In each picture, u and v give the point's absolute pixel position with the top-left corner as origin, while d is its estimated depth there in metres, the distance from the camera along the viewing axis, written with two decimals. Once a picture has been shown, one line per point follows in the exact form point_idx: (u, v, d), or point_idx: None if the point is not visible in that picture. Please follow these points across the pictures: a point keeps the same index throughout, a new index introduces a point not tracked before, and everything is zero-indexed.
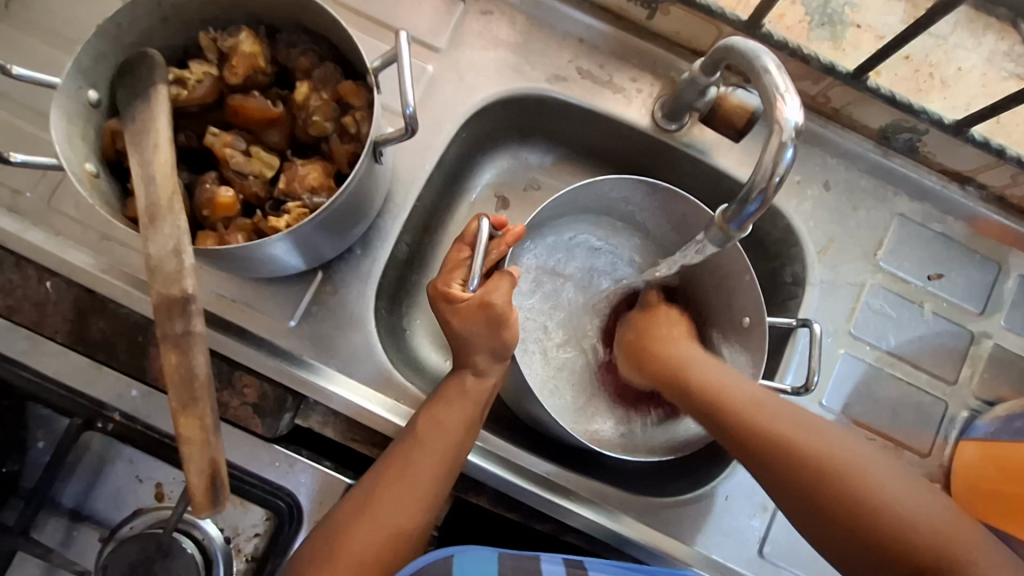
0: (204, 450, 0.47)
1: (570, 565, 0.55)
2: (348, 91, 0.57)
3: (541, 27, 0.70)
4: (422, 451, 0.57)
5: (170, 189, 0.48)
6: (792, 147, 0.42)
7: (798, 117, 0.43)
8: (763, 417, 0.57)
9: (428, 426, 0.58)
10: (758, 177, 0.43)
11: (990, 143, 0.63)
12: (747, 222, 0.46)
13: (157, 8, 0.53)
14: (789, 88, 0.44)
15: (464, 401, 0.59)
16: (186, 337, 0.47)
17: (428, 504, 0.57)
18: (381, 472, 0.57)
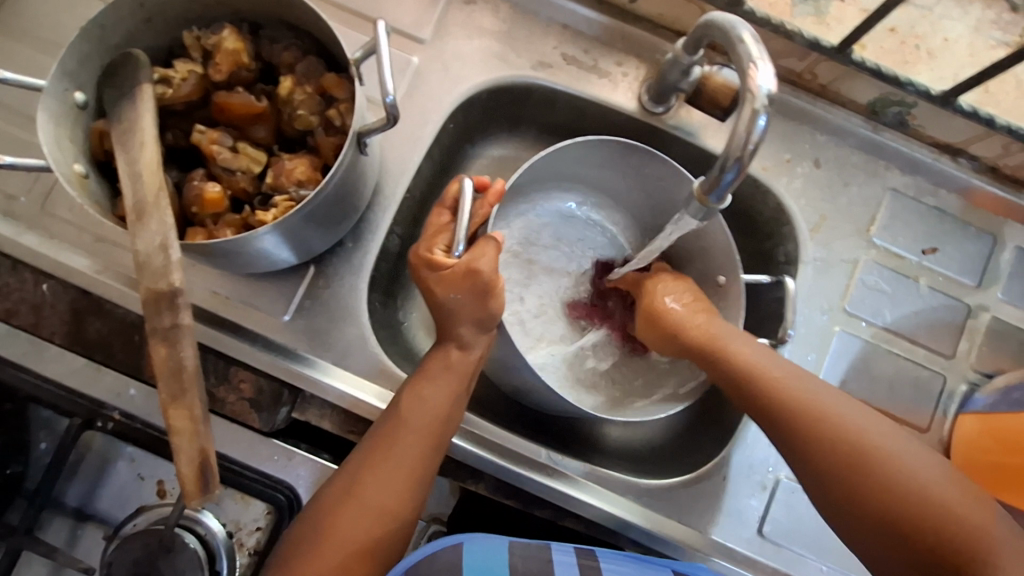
0: (194, 440, 0.47)
1: (582, 556, 0.57)
2: (331, 84, 0.57)
3: (524, 15, 0.70)
4: (404, 422, 0.57)
5: (156, 186, 0.49)
6: (765, 115, 0.42)
7: (771, 86, 0.43)
8: (809, 414, 0.54)
9: (410, 397, 0.58)
10: (732, 148, 0.43)
11: (978, 113, 0.62)
12: (726, 192, 0.46)
13: (140, 8, 0.54)
14: (763, 56, 0.43)
15: (444, 370, 0.60)
16: (175, 330, 0.47)
17: (415, 479, 0.56)
18: (365, 453, 0.57)
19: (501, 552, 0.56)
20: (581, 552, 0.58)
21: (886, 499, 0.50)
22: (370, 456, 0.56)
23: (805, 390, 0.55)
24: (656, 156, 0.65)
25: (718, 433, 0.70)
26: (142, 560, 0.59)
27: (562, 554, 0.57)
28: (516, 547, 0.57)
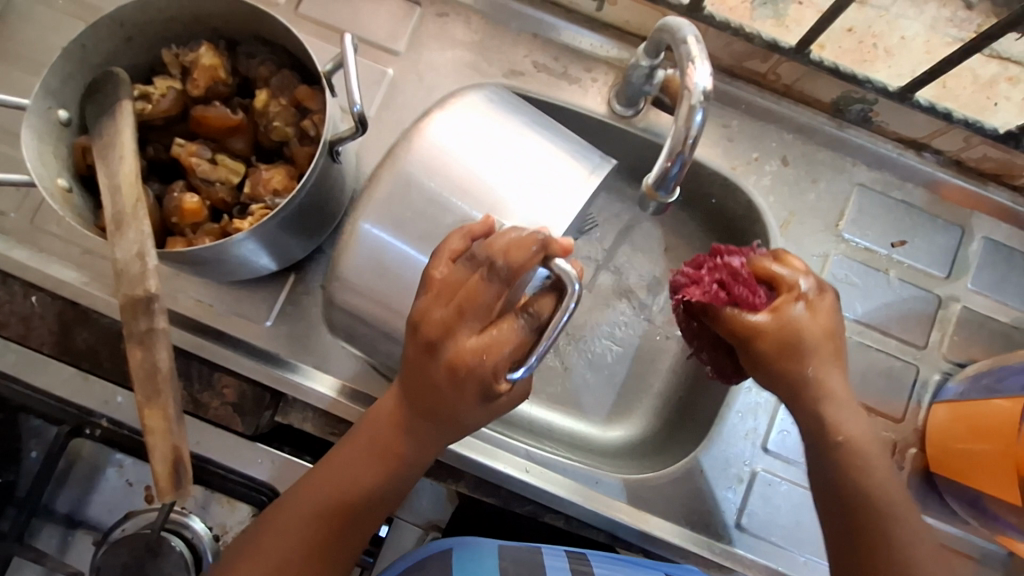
0: (167, 439, 0.49)
1: (574, 559, 0.62)
2: (304, 96, 0.59)
3: (496, 26, 0.72)
4: (326, 481, 0.54)
5: (135, 197, 0.51)
6: (700, 111, 0.45)
7: (707, 83, 0.45)
8: (857, 465, 0.54)
9: (354, 452, 0.55)
10: (673, 144, 0.46)
11: (936, 108, 0.64)
12: (672, 186, 0.49)
13: (120, 29, 0.56)
14: (701, 56, 0.46)
15: (389, 437, 0.54)
16: (151, 334, 0.49)
17: (317, 548, 0.53)
18: (307, 528, 0.53)
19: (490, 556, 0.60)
20: (573, 557, 0.62)
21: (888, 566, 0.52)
22: (287, 514, 0.53)
23: (857, 445, 0.55)
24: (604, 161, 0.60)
25: (695, 428, 0.71)
26: (130, 564, 0.60)
27: (552, 558, 0.61)
28: (506, 552, 0.61)
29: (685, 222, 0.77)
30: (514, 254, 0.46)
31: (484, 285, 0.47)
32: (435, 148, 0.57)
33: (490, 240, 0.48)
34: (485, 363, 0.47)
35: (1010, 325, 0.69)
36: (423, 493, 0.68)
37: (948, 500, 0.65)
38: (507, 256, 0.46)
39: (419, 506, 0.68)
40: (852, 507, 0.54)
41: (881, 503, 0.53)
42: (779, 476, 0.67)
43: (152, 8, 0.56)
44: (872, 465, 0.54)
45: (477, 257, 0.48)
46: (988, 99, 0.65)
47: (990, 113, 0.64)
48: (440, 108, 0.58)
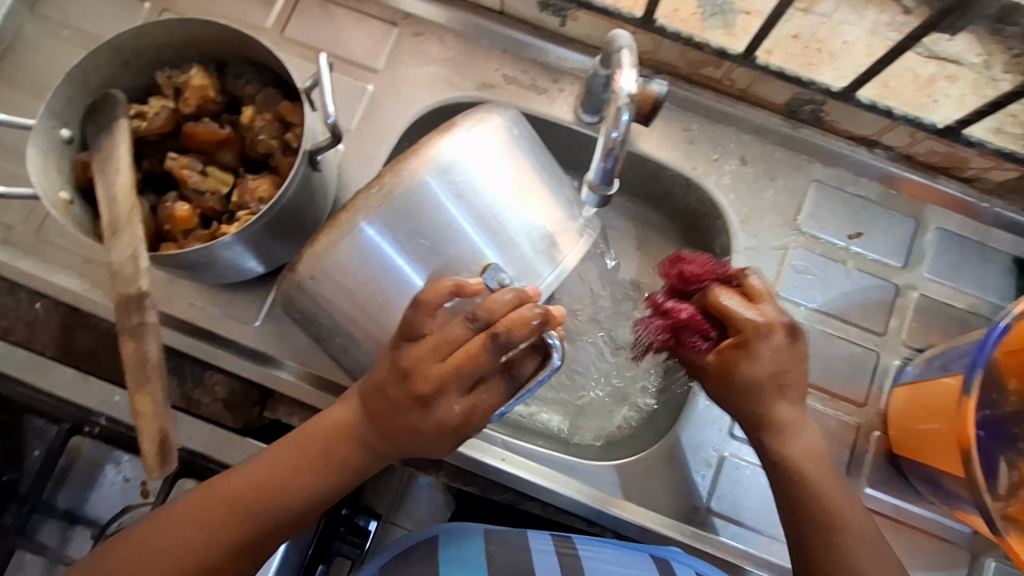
0: (154, 421, 0.54)
1: (558, 540, 0.63)
2: (287, 111, 0.64)
3: (467, 43, 0.78)
4: (266, 476, 0.54)
5: (130, 205, 0.55)
6: (626, 112, 0.50)
7: (632, 88, 0.51)
8: (804, 474, 0.57)
9: (301, 452, 0.55)
10: (605, 142, 0.52)
11: (879, 106, 0.69)
12: (608, 179, 0.55)
13: (118, 53, 0.61)
14: (630, 65, 0.51)
15: (342, 449, 0.54)
16: (142, 327, 0.54)
17: (242, 543, 0.53)
18: (234, 529, 0.53)
19: (478, 541, 0.62)
20: (558, 540, 0.63)
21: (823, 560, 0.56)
22: (223, 507, 0.53)
23: (804, 455, 0.58)
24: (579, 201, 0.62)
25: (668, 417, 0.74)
26: None
27: (538, 542, 0.63)
28: (492, 537, 0.63)
29: (654, 222, 0.82)
30: (516, 332, 0.48)
31: (478, 349, 0.49)
32: (452, 167, 0.54)
33: (490, 303, 0.49)
34: (466, 419, 0.51)
35: (967, 311, 0.72)
36: (422, 500, 0.80)
37: (912, 481, 0.68)
38: (504, 328, 0.48)
39: (417, 511, 0.80)
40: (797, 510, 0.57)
41: (825, 508, 0.56)
42: (746, 461, 0.70)
43: (147, 35, 0.61)
44: (814, 471, 0.57)
45: (476, 320, 0.49)
46: None
47: (931, 109, 0.67)
48: (465, 124, 0.55)
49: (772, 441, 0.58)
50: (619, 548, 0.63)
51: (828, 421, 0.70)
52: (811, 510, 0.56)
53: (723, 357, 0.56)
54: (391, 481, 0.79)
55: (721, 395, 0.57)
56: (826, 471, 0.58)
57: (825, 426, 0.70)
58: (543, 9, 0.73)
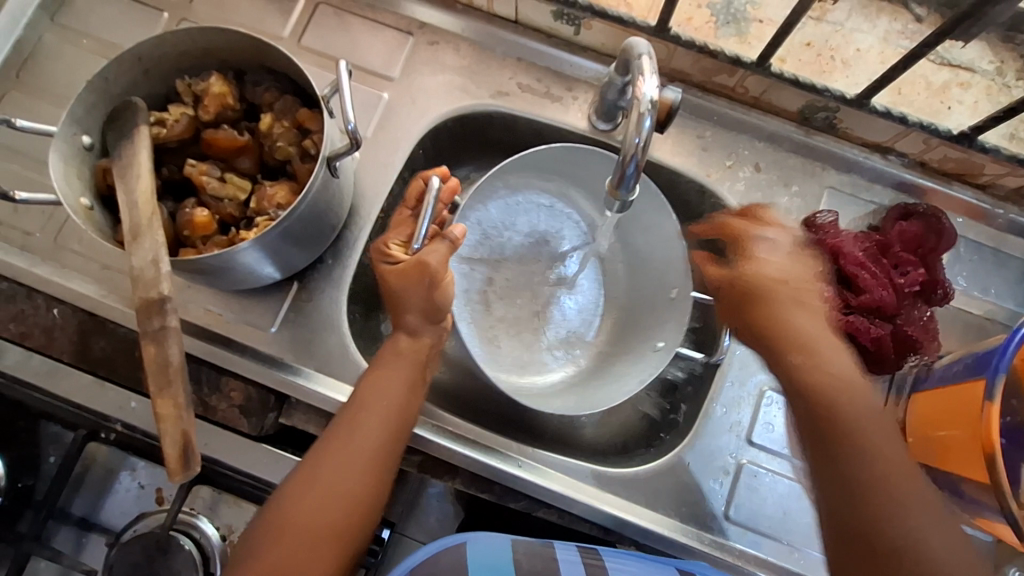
0: (177, 424, 0.54)
1: (585, 554, 0.61)
2: (305, 118, 0.65)
3: (481, 51, 0.78)
4: (346, 456, 0.59)
5: (150, 211, 0.56)
6: (649, 118, 0.50)
7: (654, 94, 0.50)
8: (832, 386, 0.58)
9: (370, 426, 0.60)
10: (628, 147, 0.51)
11: (893, 113, 0.68)
12: (631, 184, 0.54)
13: (138, 62, 0.62)
14: (651, 71, 0.51)
15: (403, 409, 0.62)
16: (163, 331, 0.54)
17: (374, 452, 0.60)
18: (336, 442, 0.60)
19: (506, 549, 0.60)
20: (584, 551, 0.61)
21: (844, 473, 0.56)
22: (321, 495, 0.57)
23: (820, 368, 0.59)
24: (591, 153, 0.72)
25: (679, 424, 0.74)
26: (140, 562, 0.64)
27: (565, 552, 0.61)
28: (520, 545, 0.61)
29: None
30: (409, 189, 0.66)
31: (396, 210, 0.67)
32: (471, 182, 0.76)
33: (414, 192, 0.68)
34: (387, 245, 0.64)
35: (982, 317, 0.72)
36: (432, 511, 0.79)
37: None
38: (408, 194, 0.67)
39: (427, 521, 0.79)
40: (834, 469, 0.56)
41: (870, 457, 0.55)
42: (764, 468, 0.70)
43: (167, 43, 0.62)
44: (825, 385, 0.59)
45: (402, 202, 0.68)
46: (942, 103, 0.69)
47: (945, 116, 0.69)
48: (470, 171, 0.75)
49: (790, 348, 0.61)
50: (646, 560, 0.62)
51: None
52: (820, 419, 0.58)
53: (750, 266, 0.64)
54: (403, 490, 0.79)
55: (748, 314, 0.64)
56: (841, 384, 0.59)
57: None
58: (558, 17, 0.74)
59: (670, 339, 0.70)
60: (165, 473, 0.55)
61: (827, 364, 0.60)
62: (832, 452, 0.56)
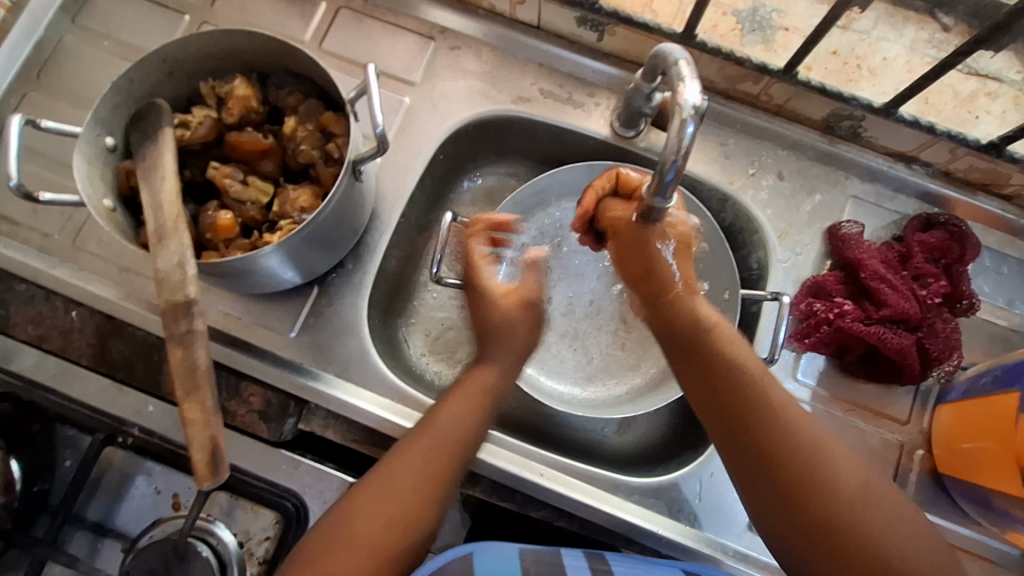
0: (206, 429, 0.54)
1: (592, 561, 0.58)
2: (329, 121, 0.64)
3: (503, 57, 0.78)
4: (404, 475, 0.57)
5: (175, 213, 0.55)
6: (691, 123, 0.48)
7: (697, 99, 0.49)
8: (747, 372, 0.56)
9: (428, 448, 0.59)
10: (667, 153, 0.49)
11: (920, 122, 0.69)
12: (670, 190, 0.53)
13: (162, 64, 0.62)
14: (692, 75, 0.50)
15: (468, 439, 0.60)
16: (190, 335, 0.54)
17: (431, 475, 0.58)
18: (388, 462, 0.58)
19: (511, 557, 0.57)
20: (591, 556, 0.59)
21: (786, 460, 0.53)
22: (370, 513, 0.55)
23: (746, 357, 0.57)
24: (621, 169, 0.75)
25: (696, 436, 0.73)
26: (157, 568, 0.62)
27: (571, 558, 0.58)
28: (526, 553, 0.58)
29: None
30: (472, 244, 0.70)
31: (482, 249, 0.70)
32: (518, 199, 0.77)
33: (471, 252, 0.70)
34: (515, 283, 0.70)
35: (1009, 328, 0.71)
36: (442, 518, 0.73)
37: (957, 500, 0.66)
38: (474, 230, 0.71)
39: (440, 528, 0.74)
40: (755, 424, 0.54)
41: (769, 389, 0.55)
42: None
43: (192, 45, 0.61)
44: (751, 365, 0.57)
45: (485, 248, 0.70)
46: (970, 112, 0.68)
47: (973, 125, 0.68)
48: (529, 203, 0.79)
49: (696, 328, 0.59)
50: (648, 563, 0.60)
51: (870, 439, 0.70)
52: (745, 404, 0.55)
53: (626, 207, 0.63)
54: None
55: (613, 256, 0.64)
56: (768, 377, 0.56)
57: (866, 443, 0.69)
58: (581, 24, 0.74)
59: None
60: (194, 479, 0.55)
61: (734, 350, 0.57)
62: (751, 409, 0.55)
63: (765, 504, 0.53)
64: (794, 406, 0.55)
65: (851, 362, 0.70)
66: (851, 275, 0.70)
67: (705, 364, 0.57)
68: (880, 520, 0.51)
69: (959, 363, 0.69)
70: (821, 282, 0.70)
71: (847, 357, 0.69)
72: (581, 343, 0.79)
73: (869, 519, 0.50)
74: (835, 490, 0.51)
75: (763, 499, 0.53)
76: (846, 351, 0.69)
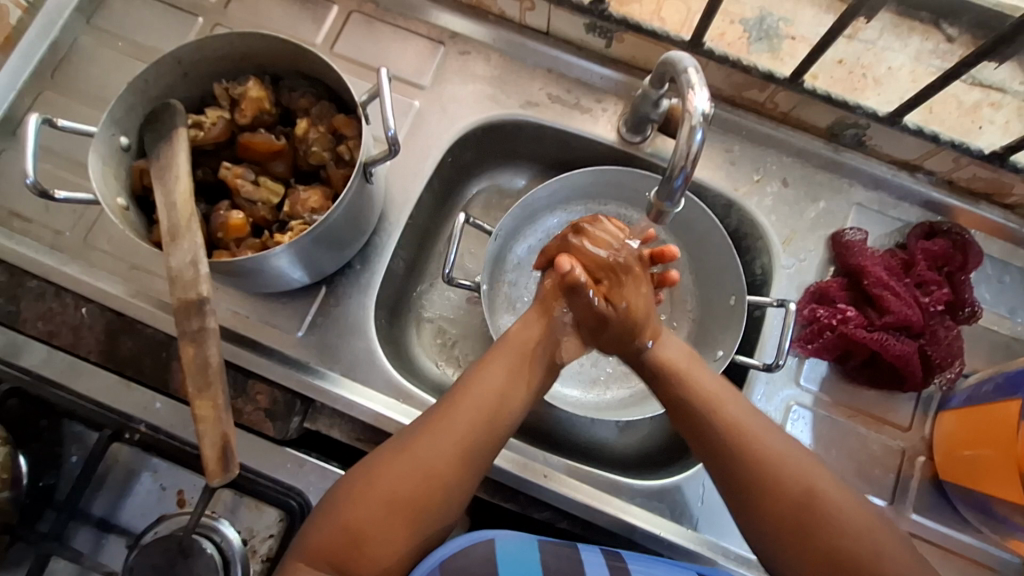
0: (217, 426, 0.55)
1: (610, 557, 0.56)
2: (341, 123, 0.65)
3: (512, 62, 0.79)
4: (440, 433, 0.55)
5: (189, 212, 0.56)
6: (700, 130, 0.49)
7: (706, 106, 0.50)
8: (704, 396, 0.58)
9: (467, 408, 0.57)
10: (676, 159, 0.50)
11: (924, 131, 0.69)
12: (678, 196, 0.53)
13: (177, 66, 0.62)
14: (700, 83, 0.51)
15: (509, 402, 0.58)
16: (202, 332, 0.55)
17: (466, 435, 0.56)
18: (430, 417, 0.57)
19: (532, 547, 0.55)
20: (608, 552, 0.57)
21: (750, 476, 0.54)
22: (404, 470, 0.54)
23: (701, 382, 0.59)
24: (627, 174, 0.75)
25: None
26: (161, 564, 0.63)
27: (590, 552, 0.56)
28: (547, 544, 0.56)
29: None
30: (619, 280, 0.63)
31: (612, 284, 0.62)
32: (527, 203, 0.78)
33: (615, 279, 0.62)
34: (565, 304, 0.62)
35: (1010, 337, 0.72)
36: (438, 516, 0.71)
37: (958, 507, 0.66)
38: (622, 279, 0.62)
39: None
40: (707, 437, 0.57)
41: (722, 412, 0.57)
42: None
43: (206, 47, 0.62)
44: (695, 385, 0.59)
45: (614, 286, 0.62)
46: (973, 123, 0.69)
47: (976, 135, 0.69)
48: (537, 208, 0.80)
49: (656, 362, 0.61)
50: (666, 563, 0.58)
51: (872, 445, 0.70)
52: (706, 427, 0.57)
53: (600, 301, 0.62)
54: None
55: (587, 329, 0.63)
56: (723, 399, 0.58)
57: (868, 449, 0.70)
58: (590, 31, 0.74)
59: (727, 348, 0.71)
60: (204, 476, 0.55)
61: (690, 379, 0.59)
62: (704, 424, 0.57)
63: (735, 519, 0.55)
64: (754, 433, 0.56)
65: (854, 368, 0.70)
66: (856, 282, 0.71)
67: (668, 394, 0.60)
68: (836, 512, 0.52)
69: (961, 371, 0.69)
70: (824, 288, 0.71)
71: (852, 364, 0.70)
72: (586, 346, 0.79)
73: (824, 514, 0.52)
74: (786, 511, 0.52)
75: (732, 513, 0.55)
76: (850, 357, 0.69)
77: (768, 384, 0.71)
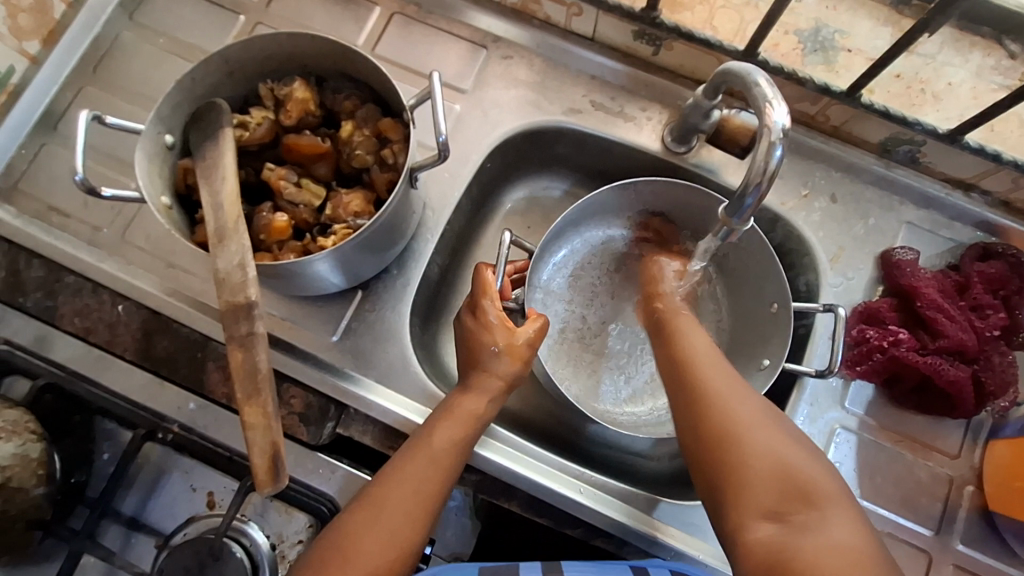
0: (267, 434, 0.54)
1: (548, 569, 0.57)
2: (387, 127, 0.64)
3: (556, 67, 0.78)
4: (396, 499, 0.56)
5: (235, 214, 0.55)
6: (780, 146, 0.48)
7: (785, 120, 0.49)
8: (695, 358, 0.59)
9: (417, 470, 0.57)
10: (752, 175, 0.49)
11: (985, 149, 0.66)
12: (747, 214, 0.52)
13: (225, 64, 0.62)
14: (776, 97, 0.49)
15: (461, 463, 0.60)
16: (250, 337, 0.53)
17: (422, 500, 0.56)
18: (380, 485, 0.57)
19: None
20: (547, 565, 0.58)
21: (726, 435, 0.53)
22: (367, 537, 0.54)
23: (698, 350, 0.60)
24: (674, 185, 0.73)
25: None
26: (192, 567, 0.62)
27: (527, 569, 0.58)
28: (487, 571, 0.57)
29: None
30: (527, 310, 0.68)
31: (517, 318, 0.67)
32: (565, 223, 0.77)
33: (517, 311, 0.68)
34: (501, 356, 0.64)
35: None
36: (449, 524, 0.72)
37: (1008, 539, 0.64)
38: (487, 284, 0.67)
39: (445, 536, 0.72)
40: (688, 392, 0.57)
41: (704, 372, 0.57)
42: None
43: (254, 47, 0.62)
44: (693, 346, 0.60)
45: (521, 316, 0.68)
46: None
47: None
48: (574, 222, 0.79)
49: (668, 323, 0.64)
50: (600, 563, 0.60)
51: (919, 472, 0.68)
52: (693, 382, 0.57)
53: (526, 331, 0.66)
54: None
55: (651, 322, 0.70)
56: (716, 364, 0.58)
57: (914, 476, 0.68)
58: (638, 38, 0.73)
59: (775, 355, 0.68)
60: (254, 484, 0.54)
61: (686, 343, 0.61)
62: (680, 397, 0.57)
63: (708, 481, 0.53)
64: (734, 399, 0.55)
65: (900, 394, 0.68)
66: (904, 304, 0.69)
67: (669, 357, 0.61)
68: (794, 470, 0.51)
69: (1016, 399, 0.67)
70: (874, 308, 0.69)
71: (897, 391, 0.68)
72: (618, 360, 0.78)
73: (776, 469, 0.51)
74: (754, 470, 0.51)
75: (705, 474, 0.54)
76: (897, 381, 0.68)
77: (814, 403, 0.69)
